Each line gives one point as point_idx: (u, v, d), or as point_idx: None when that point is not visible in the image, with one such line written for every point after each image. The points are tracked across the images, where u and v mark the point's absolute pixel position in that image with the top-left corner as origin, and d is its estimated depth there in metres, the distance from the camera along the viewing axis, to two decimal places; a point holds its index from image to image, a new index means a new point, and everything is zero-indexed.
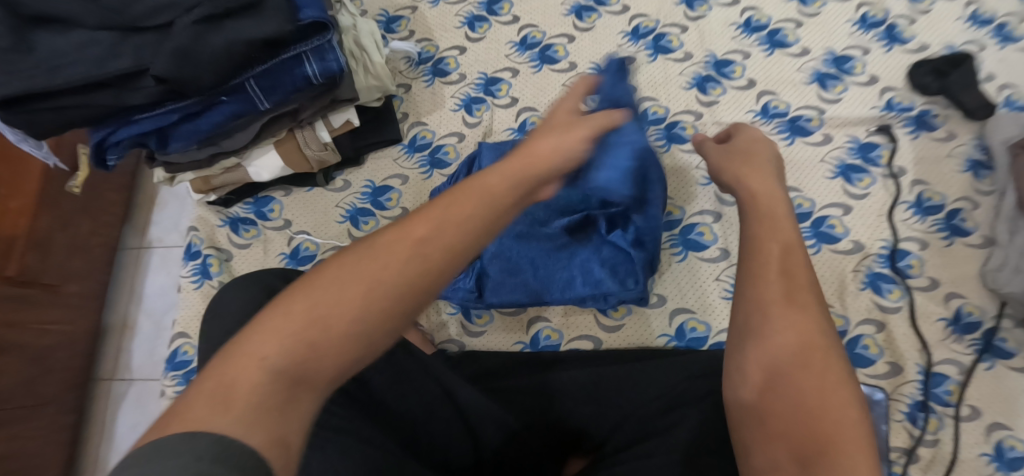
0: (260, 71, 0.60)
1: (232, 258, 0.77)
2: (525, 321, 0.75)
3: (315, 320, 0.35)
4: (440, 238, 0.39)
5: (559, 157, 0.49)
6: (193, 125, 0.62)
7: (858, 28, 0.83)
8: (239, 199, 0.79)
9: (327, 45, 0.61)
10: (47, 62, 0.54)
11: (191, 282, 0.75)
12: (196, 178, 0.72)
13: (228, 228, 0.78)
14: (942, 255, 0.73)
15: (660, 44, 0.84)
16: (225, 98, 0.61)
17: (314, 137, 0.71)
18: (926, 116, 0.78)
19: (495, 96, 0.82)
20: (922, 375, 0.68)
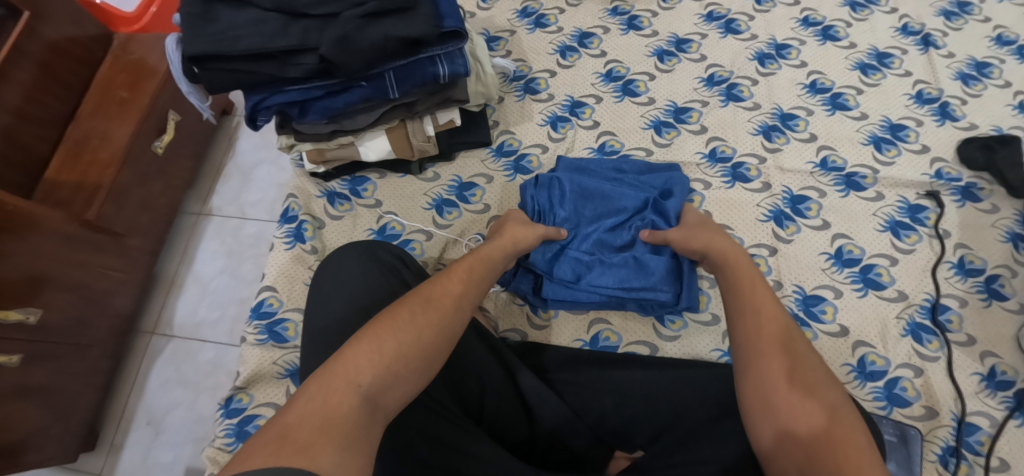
0: (401, 64, 0.69)
1: (325, 227, 0.84)
2: (586, 321, 0.80)
3: (377, 357, 0.50)
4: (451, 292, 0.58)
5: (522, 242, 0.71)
6: (330, 101, 0.70)
7: (914, 101, 0.91)
8: (338, 175, 0.87)
9: (457, 51, 0.70)
10: (225, 29, 0.62)
11: (284, 243, 0.82)
12: (313, 149, 0.80)
13: (324, 200, 0.85)
14: (980, 314, 0.78)
15: (733, 92, 0.92)
16: (363, 83, 0.70)
17: (420, 129, 0.80)
18: (972, 188, 0.84)
19: (579, 117, 0.91)
20: (956, 422, 0.72)
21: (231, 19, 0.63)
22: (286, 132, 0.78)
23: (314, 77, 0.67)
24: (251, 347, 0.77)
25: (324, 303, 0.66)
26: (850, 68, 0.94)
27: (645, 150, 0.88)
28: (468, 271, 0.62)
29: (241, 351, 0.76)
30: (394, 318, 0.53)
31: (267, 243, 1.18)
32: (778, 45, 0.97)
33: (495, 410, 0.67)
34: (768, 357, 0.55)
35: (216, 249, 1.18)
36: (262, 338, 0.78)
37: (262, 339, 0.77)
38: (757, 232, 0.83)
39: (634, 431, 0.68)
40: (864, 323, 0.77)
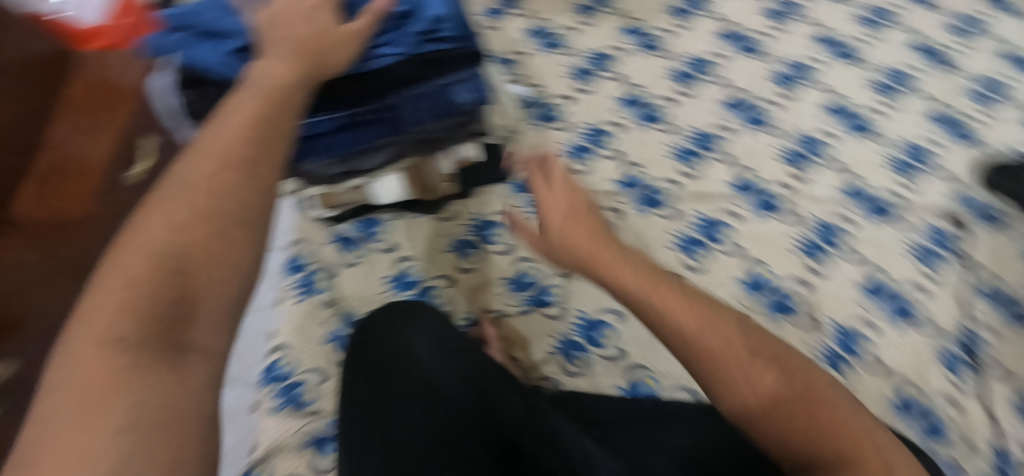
0: (416, 92, 0.65)
1: (337, 276, 0.77)
2: (624, 367, 0.72)
3: (138, 291, 0.38)
4: (223, 151, 0.45)
5: (272, 77, 0.52)
6: (339, 137, 0.66)
7: (934, 124, 0.91)
8: (351, 217, 0.80)
9: (473, 76, 0.66)
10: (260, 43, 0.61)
11: (294, 295, 0.75)
12: (321, 192, 0.76)
13: (335, 246, 0.79)
14: (1016, 344, 0.77)
15: (756, 116, 0.90)
16: (376, 116, 0.65)
17: (435, 168, 0.75)
18: (996, 213, 0.84)
19: (599, 146, 0.86)
20: (997, 455, 0.71)
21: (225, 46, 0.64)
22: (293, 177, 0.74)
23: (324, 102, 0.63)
24: (267, 417, 0.69)
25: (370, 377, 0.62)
26: (869, 89, 0.93)
27: (671, 181, 0.84)
28: (243, 120, 0.48)
29: (254, 422, 0.69)
30: (155, 229, 0.41)
31: None
32: (795, 66, 0.95)
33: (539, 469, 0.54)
34: (739, 377, 0.46)
35: None
36: (276, 404, 0.70)
37: (277, 406, 0.70)
38: (788, 264, 0.80)
39: None
40: (901, 357, 0.76)
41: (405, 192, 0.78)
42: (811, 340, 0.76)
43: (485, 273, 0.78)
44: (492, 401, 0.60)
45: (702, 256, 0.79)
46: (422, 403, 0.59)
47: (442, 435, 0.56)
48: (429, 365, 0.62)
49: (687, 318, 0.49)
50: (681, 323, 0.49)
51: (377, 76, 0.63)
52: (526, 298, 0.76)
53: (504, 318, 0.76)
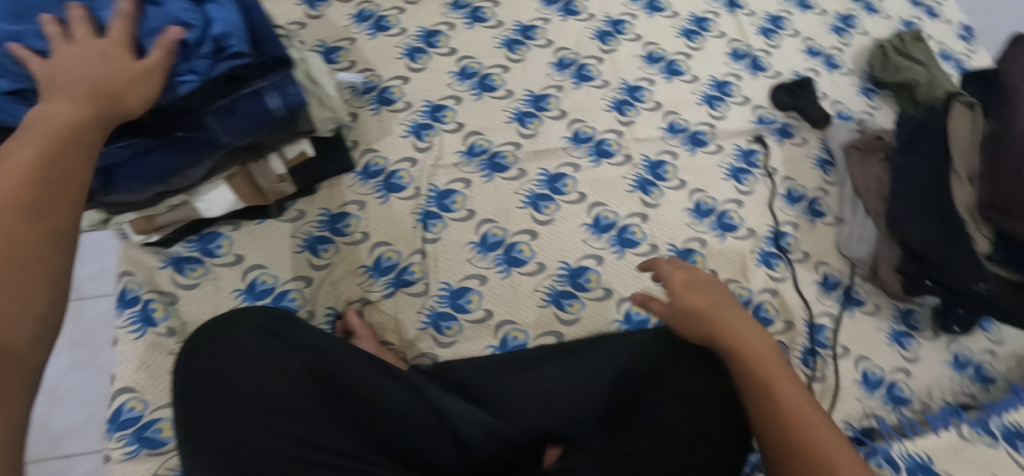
0: (221, 107, 0.61)
1: (178, 301, 0.77)
2: (492, 327, 0.82)
3: None
4: (13, 195, 0.46)
5: (77, 112, 0.52)
6: (142, 164, 0.62)
7: (731, 59, 1.04)
8: (178, 238, 0.79)
9: (287, 80, 0.64)
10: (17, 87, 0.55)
11: (131, 332, 0.74)
12: (138, 217, 0.72)
13: (170, 269, 0.78)
14: (809, 233, 0.94)
15: (582, 73, 0.98)
16: (180, 133, 0.62)
17: (268, 171, 0.75)
18: (787, 127, 1.00)
19: (441, 122, 0.91)
20: (808, 326, 0.88)
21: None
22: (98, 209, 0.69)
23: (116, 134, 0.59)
24: (121, 463, 0.68)
25: (225, 391, 0.62)
26: (676, 35, 1.05)
27: (514, 144, 0.91)
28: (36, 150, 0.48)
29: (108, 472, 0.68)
30: None
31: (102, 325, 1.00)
32: (613, 21, 1.04)
33: (418, 440, 0.67)
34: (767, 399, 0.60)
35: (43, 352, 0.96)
36: (131, 448, 0.70)
37: (132, 449, 0.69)
38: (628, 203, 0.90)
39: (564, 423, 0.73)
40: (725, 262, 0.89)
41: (237, 202, 0.76)
42: None
43: (343, 265, 0.82)
44: (349, 393, 0.66)
45: (549, 208, 0.88)
46: (277, 419, 0.62)
47: (306, 441, 0.62)
48: (274, 382, 0.64)
49: (728, 339, 0.66)
50: (745, 334, 0.66)
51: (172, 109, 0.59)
52: (388, 281, 0.82)
53: (369, 304, 0.81)
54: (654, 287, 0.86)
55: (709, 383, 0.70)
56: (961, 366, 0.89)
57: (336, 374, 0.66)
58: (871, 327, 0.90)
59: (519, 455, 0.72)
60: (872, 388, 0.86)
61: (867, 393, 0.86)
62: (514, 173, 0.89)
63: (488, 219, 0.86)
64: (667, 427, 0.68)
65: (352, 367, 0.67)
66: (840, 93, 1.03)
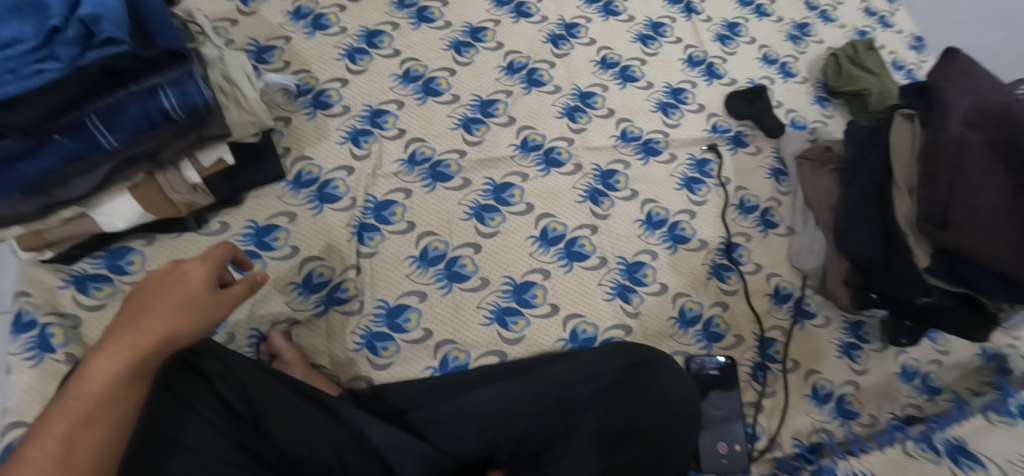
0: (104, 106, 0.59)
1: (81, 325, 0.72)
2: (432, 346, 0.78)
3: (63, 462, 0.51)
4: (150, 346, 0.58)
5: (179, 279, 0.62)
6: (14, 171, 0.58)
7: (687, 65, 1.01)
8: (82, 254, 0.74)
9: (185, 77, 0.62)
10: None
11: (26, 360, 0.69)
12: (26, 233, 0.67)
13: (71, 289, 0.73)
14: (762, 244, 0.92)
15: (534, 77, 0.94)
16: (59, 136, 0.58)
17: (180, 179, 0.71)
18: (741, 136, 0.98)
19: (382, 127, 0.86)
20: (758, 341, 0.87)
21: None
22: None
23: None
24: None
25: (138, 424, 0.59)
26: (632, 40, 1.01)
27: (458, 152, 0.87)
28: (167, 309, 0.59)
29: None
30: (86, 400, 0.54)
31: None
32: (567, 25, 0.99)
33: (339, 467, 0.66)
34: None
35: None
36: None
37: None
38: (578, 214, 0.87)
39: (497, 449, 0.71)
40: (676, 276, 0.87)
41: (144, 214, 0.71)
42: (603, 279, 0.84)
43: (269, 281, 0.77)
44: (265, 425, 0.65)
45: (495, 220, 0.84)
46: (182, 454, 0.59)
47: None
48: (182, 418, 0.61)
49: None
50: None
51: (37, 109, 0.54)
52: (320, 299, 0.78)
53: (298, 324, 0.77)
54: (602, 303, 0.83)
55: (647, 409, 0.68)
56: (909, 377, 0.89)
57: (252, 403, 0.65)
58: (822, 340, 0.89)
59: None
60: (822, 402, 0.85)
61: (817, 407, 0.85)
62: (458, 183, 0.85)
63: (430, 231, 0.82)
64: (605, 458, 0.67)
65: (270, 395, 0.66)
66: (795, 101, 1.01)
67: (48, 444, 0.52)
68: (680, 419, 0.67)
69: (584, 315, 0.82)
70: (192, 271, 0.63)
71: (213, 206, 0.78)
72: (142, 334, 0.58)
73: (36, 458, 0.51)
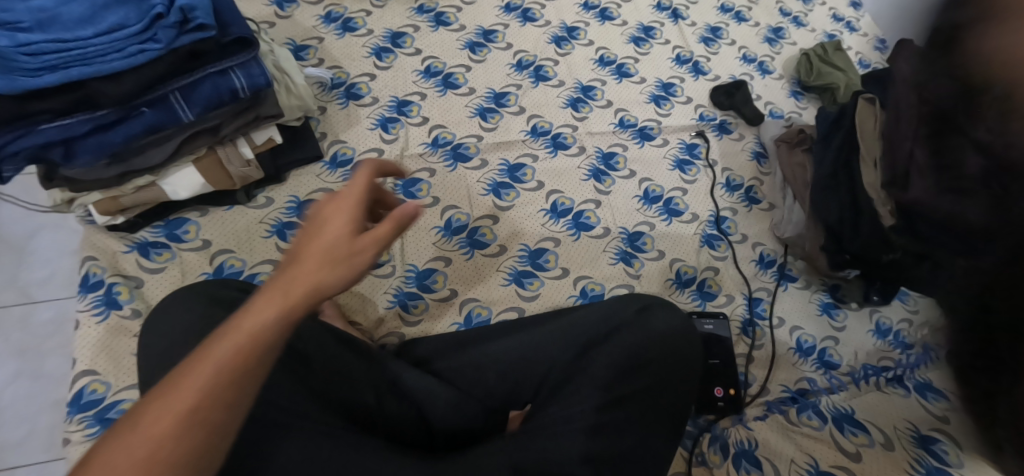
0: (185, 83, 0.70)
1: (143, 285, 0.80)
2: (456, 304, 0.87)
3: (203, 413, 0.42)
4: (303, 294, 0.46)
5: (330, 231, 0.49)
6: (104, 136, 0.68)
7: (675, 63, 1.13)
8: (145, 224, 0.83)
9: (251, 62, 0.73)
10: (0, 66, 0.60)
11: (93, 315, 0.76)
12: (103, 198, 0.77)
13: (135, 254, 0.82)
14: (747, 217, 1.03)
15: (540, 73, 1.05)
16: (145, 109, 0.69)
17: (236, 154, 0.81)
18: (725, 123, 1.10)
19: (408, 115, 0.97)
20: (747, 300, 0.97)
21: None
22: (60, 186, 0.74)
23: (76, 108, 0.65)
24: (81, 444, 0.69)
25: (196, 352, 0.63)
26: (626, 41, 1.13)
27: (476, 136, 0.98)
28: (315, 263, 0.47)
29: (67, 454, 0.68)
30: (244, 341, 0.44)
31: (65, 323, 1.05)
32: (568, 28, 1.12)
33: (380, 406, 0.71)
34: None
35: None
36: (92, 431, 0.70)
37: (92, 432, 0.70)
38: (583, 191, 0.98)
39: (519, 392, 0.77)
40: (672, 244, 0.97)
41: (205, 186, 0.81)
42: (607, 246, 0.94)
43: None
44: (315, 366, 0.70)
45: (510, 196, 0.95)
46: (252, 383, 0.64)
47: (274, 403, 0.63)
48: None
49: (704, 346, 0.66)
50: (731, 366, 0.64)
51: (133, 82, 0.65)
52: None
53: None
54: (608, 266, 0.93)
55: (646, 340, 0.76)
56: (883, 333, 0.99)
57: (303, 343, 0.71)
58: (803, 300, 1.00)
59: (481, 419, 0.75)
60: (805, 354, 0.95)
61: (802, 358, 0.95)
62: (476, 163, 0.96)
63: (452, 205, 0.92)
64: (620, 385, 0.73)
65: (315, 338, 0.72)
66: (772, 94, 1.13)
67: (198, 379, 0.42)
68: (678, 355, 0.76)
69: (592, 276, 0.91)
70: (342, 224, 0.50)
71: (260, 182, 0.88)
72: (299, 280, 0.47)
73: (191, 397, 0.41)
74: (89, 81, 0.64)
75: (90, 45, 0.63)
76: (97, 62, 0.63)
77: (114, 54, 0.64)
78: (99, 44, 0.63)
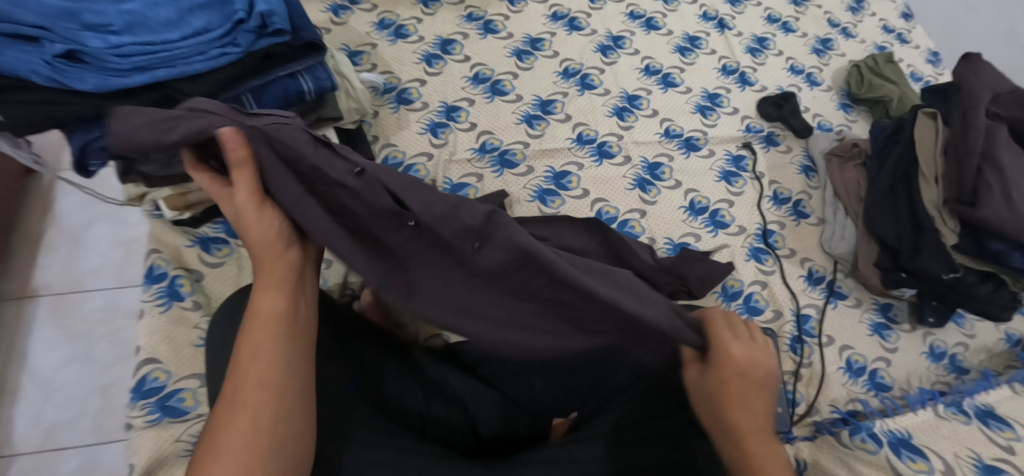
0: (257, 85, 0.77)
1: (203, 278, 0.82)
2: None
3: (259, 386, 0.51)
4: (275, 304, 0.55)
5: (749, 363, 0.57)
6: None
7: (721, 73, 1.12)
8: (206, 219, 0.85)
9: (317, 65, 0.81)
10: (97, 66, 0.69)
11: (157, 306, 0.78)
12: (173, 194, 0.79)
13: (196, 248, 0.84)
14: (795, 231, 1.01)
15: (586, 81, 1.05)
16: None
17: None
18: (772, 136, 1.08)
19: (456, 121, 0.98)
20: (795, 316, 0.95)
21: (12, 53, 0.66)
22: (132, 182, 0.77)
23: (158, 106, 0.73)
24: (141, 431, 0.70)
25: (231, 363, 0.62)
26: (672, 51, 1.12)
27: (523, 143, 0.98)
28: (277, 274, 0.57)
29: (129, 440, 0.70)
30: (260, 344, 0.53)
31: (121, 312, 1.08)
32: (614, 37, 1.11)
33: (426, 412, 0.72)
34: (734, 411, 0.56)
35: (54, 336, 1.04)
36: (152, 418, 0.72)
37: (152, 419, 0.72)
38: (628, 200, 0.97)
39: (563, 402, 0.77)
40: (717, 256, 0.96)
41: None
42: None
43: None
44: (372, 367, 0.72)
45: (556, 203, 0.94)
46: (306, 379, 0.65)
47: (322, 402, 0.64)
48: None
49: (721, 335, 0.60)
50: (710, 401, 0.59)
51: (212, 82, 0.73)
52: None
53: None
54: None
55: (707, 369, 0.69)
56: (937, 357, 0.96)
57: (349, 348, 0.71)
58: (854, 318, 0.97)
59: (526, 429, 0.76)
60: (856, 375, 0.92)
61: (852, 379, 0.92)
62: (523, 170, 0.96)
63: None
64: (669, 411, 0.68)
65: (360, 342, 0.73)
66: (821, 107, 1.11)
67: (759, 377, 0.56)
68: None
69: None
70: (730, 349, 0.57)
71: None
72: (268, 289, 0.56)
73: (744, 428, 0.55)
74: (172, 81, 0.71)
75: (174, 48, 0.70)
76: (181, 63, 0.71)
77: (197, 57, 0.71)
78: (184, 47, 0.70)
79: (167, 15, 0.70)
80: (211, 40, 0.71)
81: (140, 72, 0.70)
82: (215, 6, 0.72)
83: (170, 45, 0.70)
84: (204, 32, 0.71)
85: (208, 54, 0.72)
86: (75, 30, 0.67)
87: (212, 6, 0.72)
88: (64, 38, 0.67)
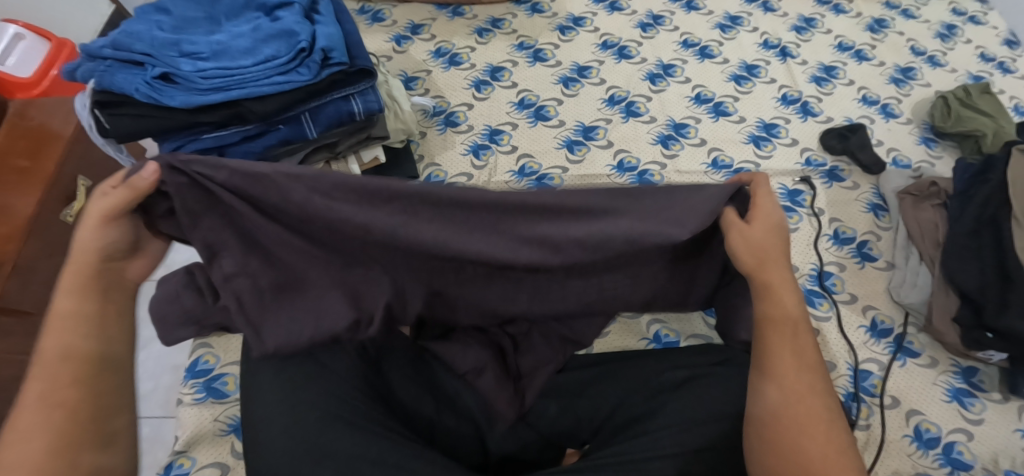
0: (313, 106, 0.82)
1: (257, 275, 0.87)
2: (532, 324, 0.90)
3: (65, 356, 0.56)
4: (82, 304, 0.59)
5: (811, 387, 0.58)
6: (248, 146, 0.83)
7: (781, 103, 1.05)
8: None
9: (369, 89, 0.84)
10: (183, 86, 0.76)
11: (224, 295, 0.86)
12: None
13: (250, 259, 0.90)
14: (857, 275, 0.91)
15: (632, 109, 1.04)
16: (282, 126, 0.83)
17: (345, 169, 0.92)
18: (836, 171, 0.99)
19: (498, 143, 1.00)
20: (852, 371, 0.84)
21: (122, 75, 0.75)
22: None
23: (228, 124, 0.80)
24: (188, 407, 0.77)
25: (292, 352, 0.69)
26: (726, 79, 1.08)
27: (561, 168, 0.97)
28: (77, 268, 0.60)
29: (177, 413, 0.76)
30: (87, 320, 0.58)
31: None
32: (664, 65, 1.09)
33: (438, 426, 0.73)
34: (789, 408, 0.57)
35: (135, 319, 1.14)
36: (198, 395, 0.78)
37: (198, 397, 0.78)
38: None
39: (579, 430, 0.76)
40: None
41: None
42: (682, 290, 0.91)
43: None
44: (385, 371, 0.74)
45: None
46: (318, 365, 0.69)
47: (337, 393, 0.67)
48: None
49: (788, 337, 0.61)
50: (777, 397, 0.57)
51: (275, 103, 0.78)
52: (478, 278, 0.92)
53: None
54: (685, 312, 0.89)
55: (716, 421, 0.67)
56: None
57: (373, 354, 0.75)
58: (927, 380, 0.84)
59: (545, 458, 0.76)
60: (927, 446, 0.79)
61: (920, 451, 0.79)
62: None
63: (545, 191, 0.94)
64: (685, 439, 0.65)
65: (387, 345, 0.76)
66: (897, 141, 1.01)
67: (808, 387, 0.58)
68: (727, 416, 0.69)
69: (667, 321, 0.88)
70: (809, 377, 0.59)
71: None
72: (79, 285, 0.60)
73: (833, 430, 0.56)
74: (242, 101, 0.77)
75: (246, 71, 0.76)
76: (249, 86, 0.76)
77: (263, 80, 0.77)
78: (254, 72, 0.76)
79: (246, 45, 0.77)
80: (277, 65, 0.77)
81: (216, 92, 0.76)
82: (287, 36, 0.78)
83: (241, 68, 0.76)
84: (272, 58, 0.77)
85: (275, 78, 0.77)
86: (173, 57, 0.76)
87: (283, 37, 0.78)
88: (163, 63, 0.75)
